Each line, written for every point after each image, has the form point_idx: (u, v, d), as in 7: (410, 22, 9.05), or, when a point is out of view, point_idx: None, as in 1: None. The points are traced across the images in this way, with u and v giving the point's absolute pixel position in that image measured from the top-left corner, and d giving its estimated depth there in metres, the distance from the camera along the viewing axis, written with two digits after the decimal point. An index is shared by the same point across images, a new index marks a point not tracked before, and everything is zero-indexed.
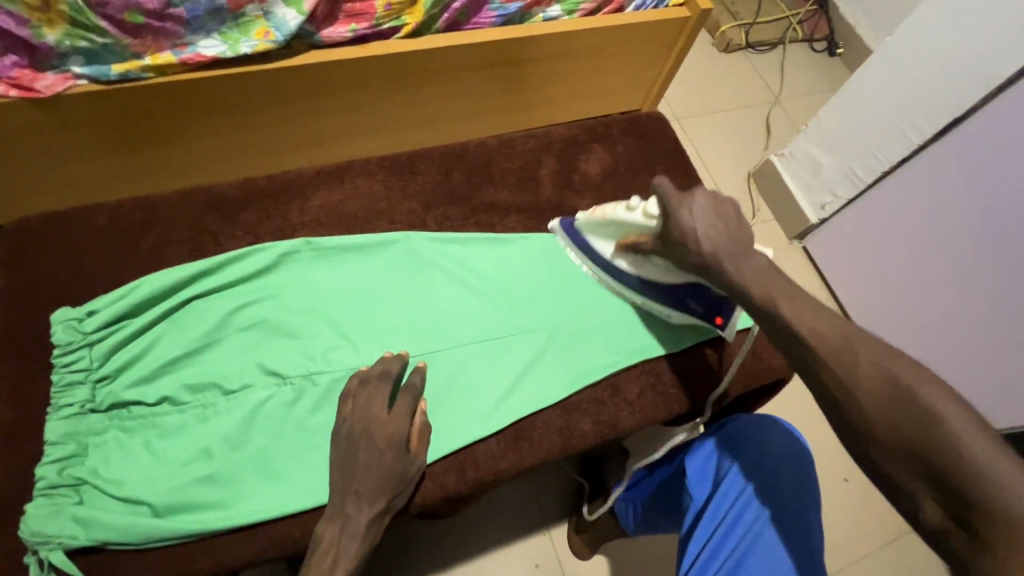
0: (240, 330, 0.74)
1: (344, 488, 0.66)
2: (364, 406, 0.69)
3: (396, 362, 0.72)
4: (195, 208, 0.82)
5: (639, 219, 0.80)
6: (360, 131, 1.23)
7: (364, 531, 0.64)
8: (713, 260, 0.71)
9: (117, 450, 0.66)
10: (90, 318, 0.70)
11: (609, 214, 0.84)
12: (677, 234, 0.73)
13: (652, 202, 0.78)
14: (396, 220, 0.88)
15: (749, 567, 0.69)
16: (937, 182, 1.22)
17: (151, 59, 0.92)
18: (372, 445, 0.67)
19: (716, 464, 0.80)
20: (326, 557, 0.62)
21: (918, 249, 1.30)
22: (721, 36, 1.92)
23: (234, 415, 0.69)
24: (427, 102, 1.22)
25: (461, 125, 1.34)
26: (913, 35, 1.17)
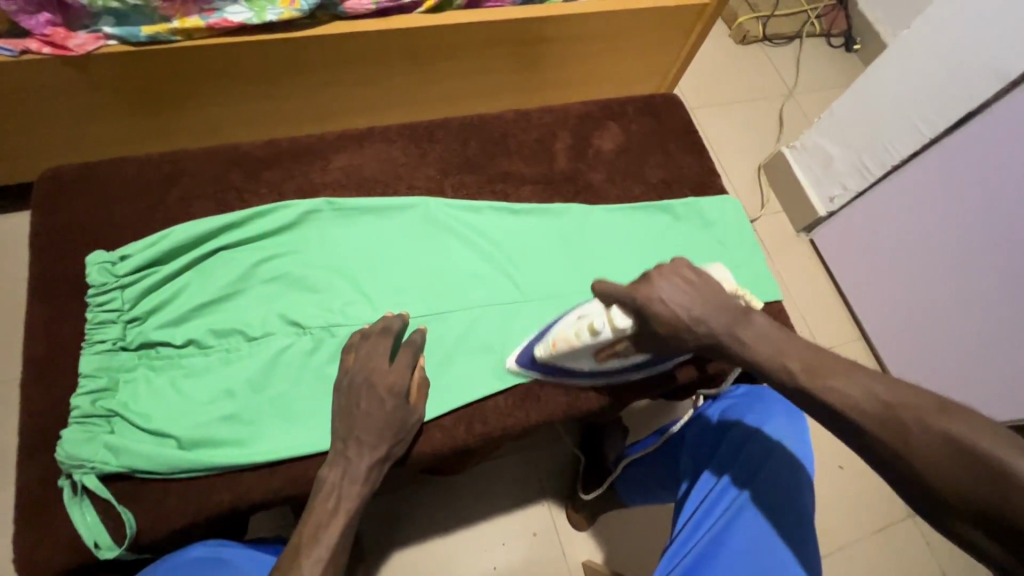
0: (263, 282, 0.78)
1: (346, 435, 0.68)
2: (365, 358, 0.71)
3: (397, 319, 0.75)
4: (222, 165, 0.85)
5: (610, 335, 0.69)
6: (378, 103, 1.25)
7: (366, 473, 0.67)
8: (711, 340, 0.62)
9: (145, 386, 0.69)
10: (122, 262, 0.73)
11: (574, 342, 0.72)
12: (665, 329, 0.63)
13: (617, 313, 0.68)
14: (414, 185, 0.91)
15: (741, 524, 0.70)
16: (945, 177, 1.24)
17: (178, 22, 0.94)
18: (373, 393, 0.69)
19: (711, 434, 0.83)
20: (330, 497, 0.65)
21: (923, 241, 1.32)
22: (739, 28, 1.92)
23: (257, 359, 0.72)
24: (445, 77, 1.25)
25: (476, 102, 1.36)
26: (928, 30, 1.18)
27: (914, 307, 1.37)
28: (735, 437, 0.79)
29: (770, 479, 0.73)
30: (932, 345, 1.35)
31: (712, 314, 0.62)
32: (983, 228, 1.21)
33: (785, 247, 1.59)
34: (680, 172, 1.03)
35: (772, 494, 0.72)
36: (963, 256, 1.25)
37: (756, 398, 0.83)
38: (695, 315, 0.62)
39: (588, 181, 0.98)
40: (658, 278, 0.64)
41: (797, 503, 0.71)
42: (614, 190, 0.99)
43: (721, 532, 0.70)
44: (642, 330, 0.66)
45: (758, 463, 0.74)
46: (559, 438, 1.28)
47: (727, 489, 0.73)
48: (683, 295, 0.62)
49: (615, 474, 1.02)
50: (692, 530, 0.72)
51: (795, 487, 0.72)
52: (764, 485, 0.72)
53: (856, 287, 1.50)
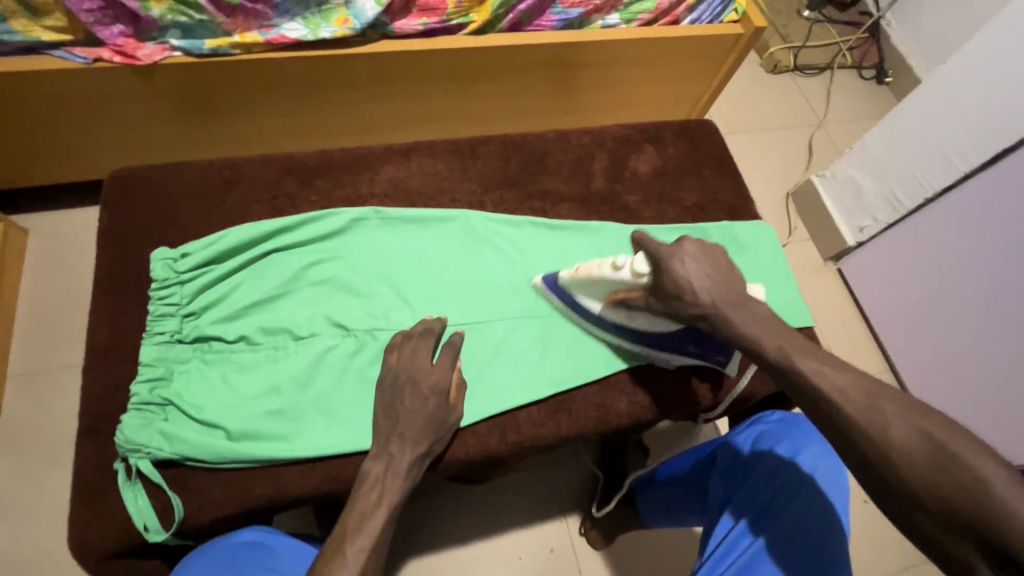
0: (312, 285, 0.81)
1: (389, 431, 0.71)
2: (409, 356, 0.75)
3: (437, 322, 0.78)
4: (277, 172, 0.90)
5: (627, 277, 0.77)
6: (418, 119, 1.30)
7: (408, 469, 0.69)
8: (713, 310, 0.71)
9: (198, 378, 0.72)
10: (183, 258, 0.77)
11: (593, 272, 0.79)
12: (672, 286, 0.73)
13: (641, 258, 0.77)
14: (456, 199, 0.94)
15: (774, 547, 0.73)
16: (978, 211, 1.23)
17: (239, 37, 1.00)
18: (416, 390, 0.72)
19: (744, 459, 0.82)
20: (373, 489, 0.67)
21: (953, 274, 1.30)
22: (770, 57, 1.95)
23: (303, 358, 0.75)
24: (483, 97, 1.29)
25: (512, 121, 1.40)
26: (966, 66, 1.19)
27: (942, 343, 1.35)
28: (767, 463, 0.79)
29: (803, 510, 0.74)
30: (958, 382, 1.32)
31: (720, 293, 0.72)
32: (1015, 264, 1.19)
33: (813, 277, 1.58)
34: (714, 196, 1.05)
35: (806, 527, 0.73)
36: (995, 291, 1.23)
37: (791, 427, 0.82)
38: (705, 286, 0.72)
39: (623, 202, 1.00)
40: (690, 246, 0.76)
41: (831, 538, 0.72)
42: (649, 212, 1.01)
43: (755, 555, 0.72)
44: (656, 281, 0.74)
45: (791, 494, 0.75)
46: (580, 455, 1.29)
47: (759, 517, 0.75)
48: (705, 270, 0.73)
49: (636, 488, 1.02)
50: (726, 551, 0.74)
51: (828, 523, 0.73)
52: (797, 516, 0.74)
53: (885, 320, 1.48)
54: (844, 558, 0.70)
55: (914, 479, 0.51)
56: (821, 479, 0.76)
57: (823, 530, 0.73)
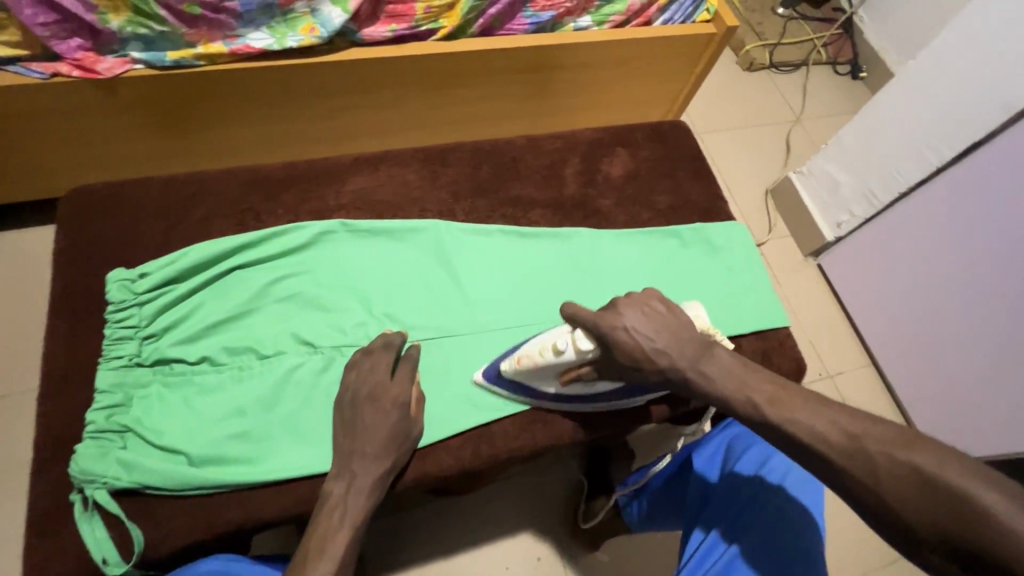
0: (277, 301, 0.79)
1: (349, 449, 0.69)
2: (367, 373, 0.73)
3: (397, 335, 0.76)
4: (241, 186, 0.88)
5: (571, 357, 0.72)
6: (393, 126, 1.29)
7: (371, 487, 0.68)
8: (674, 373, 0.66)
9: (159, 402, 0.70)
10: (141, 279, 0.75)
11: (536, 361, 0.74)
12: (628, 360, 0.67)
13: (580, 334, 0.71)
14: (427, 208, 0.93)
15: (751, 552, 0.72)
16: (950, 205, 1.25)
17: (203, 47, 0.98)
18: (376, 405, 0.71)
19: (720, 461, 0.84)
20: (336, 510, 0.65)
21: (929, 268, 1.32)
22: (745, 55, 1.96)
23: (268, 378, 0.74)
24: (458, 103, 1.28)
25: (488, 125, 1.38)
26: (933, 62, 1.20)
27: (921, 338, 1.36)
28: (743, 466, 0.80)
29: (778, 510, 0.75)
30: (939, 375, 1.34)
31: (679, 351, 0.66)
32: (989, 257, 1.21)
33: (794, 273, 1.58)
34: (688, 198, 1.05)
35: (781, 525, 0.73)
36: (970, 285, 1.25)
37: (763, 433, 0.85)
38: (657, 348, 0.66)
39: (597, 206, 1.00)
40: (626, 309, 0.69)
41: (806, 537, 0.72)
42: (622, 215, 1.00)
43: (732, 561, 0.72)
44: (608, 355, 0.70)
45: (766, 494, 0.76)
46: (564, 462, 1.28)
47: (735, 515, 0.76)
48: (650, 330, 0.67)
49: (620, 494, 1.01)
50: (703, 557, 0.74)
51: (801, 522, 0.73)
52: (773, 514, 0.75)
53: (865, 314, 1.49)
54: (819, 555, 0.70)
55: None
56: (795, 482, 0.77)
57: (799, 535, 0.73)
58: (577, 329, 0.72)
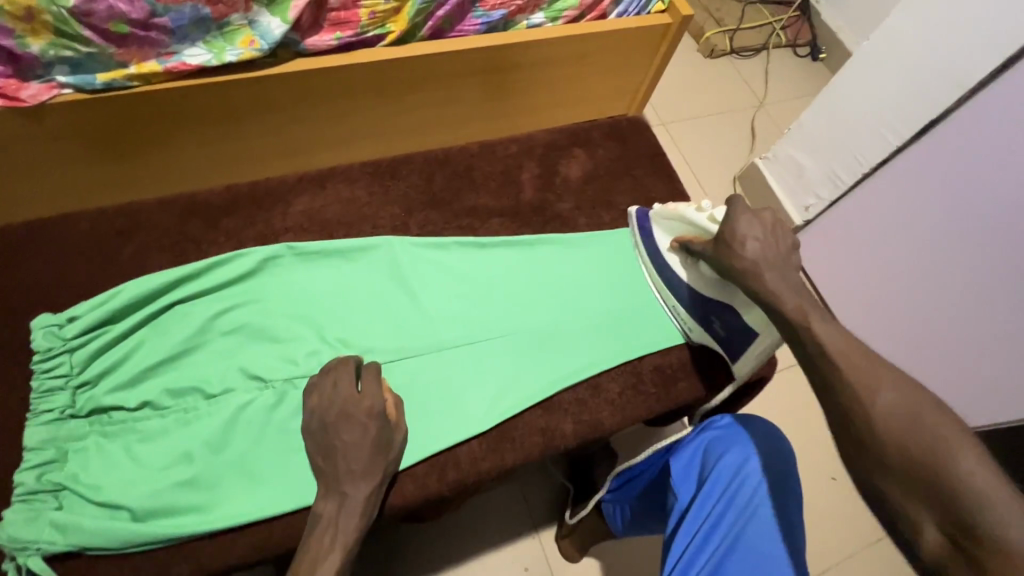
0: (222, 335, 0.75)
1: (333, 469, 0.67)
2: (331, 392, 0.70)
3: (348, 360, 0.73)
4: (179, 215, 0.83)
5: (701, 220, 0.82)
6: (350, 137, 1.23)
7: (362, 506, 0.66)
8: (752, 267, 0.74)
9: (97, 454, 0.66)
10: (70, 324, 0.70)
11: (676, 208, 0.85)
12: (727, 237, 0.76)
13: (720, 211, 0.82)
14: (379, 225, 0.89)
15: (730, 564, 0.75)
16: (916, 181, 1.21)
17: (135, 68, 0.93)
18: (351, 422, 0.68)
19: (699, 465, 0.83)
20: (327, 531, 0.63)
21: (898, 245, 1.28)
22: (706, 42, 1.95)
23: (215, 418, 0.70)
24: (415, 109, 1.23)
25: (450, 131, 1.34)
26: (887, 41, 1.20)
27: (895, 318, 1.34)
28: (723, 471, 0.80)
29: (754, 517, 0.77)
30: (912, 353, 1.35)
31: (766, 253, 0.75)
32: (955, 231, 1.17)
33: None
34: (649, 196, 1.03)
35: (765, 528, 0.77)
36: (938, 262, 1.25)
37: (741, 432, 0.83)
38: (761, 250, 0.75)
39: (556, 210, 0.97)
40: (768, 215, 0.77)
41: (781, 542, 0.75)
42: (583, 218, 0.98)
43: None
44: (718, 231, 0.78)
45: (747, 498, 0.78)
46: (547, 469, 1.28)
47: (720, 523, 0.78)
48: (764, 235, 0.76)
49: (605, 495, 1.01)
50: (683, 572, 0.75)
51: (783, 521, 0.77)
52: (749, 523, 0.77)
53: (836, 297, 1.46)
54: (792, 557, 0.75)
55: None
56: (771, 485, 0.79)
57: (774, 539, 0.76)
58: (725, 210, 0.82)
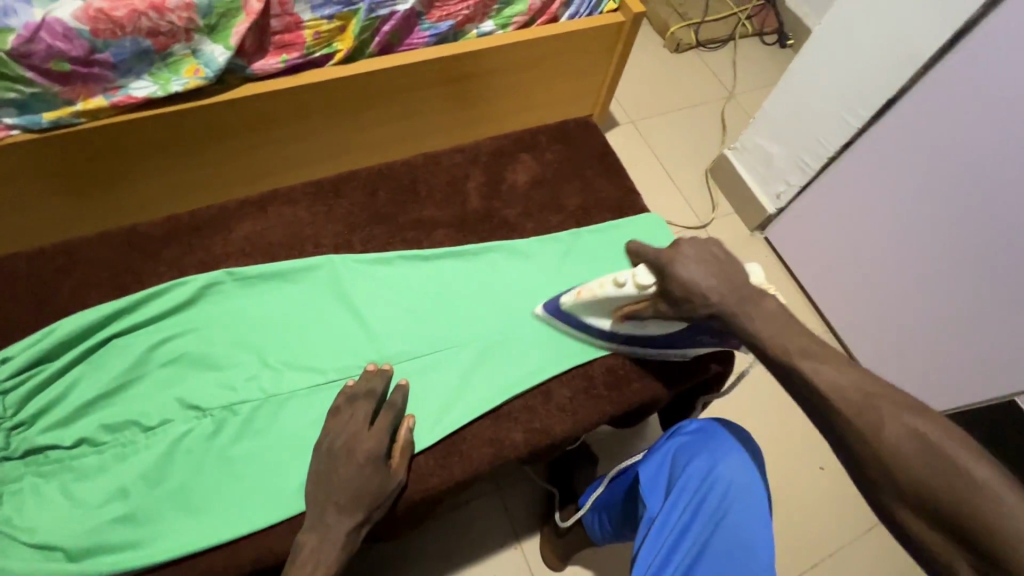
0: (161, 366, 0.75)
1: (324, 500, 0.68)
2: (348, 422, 0.72)
3: (379, 378, 0.76)
4: (118, 248, 0.83)
5: (632, 291, 0.75)
6: (314, 155, 1.22)
7: (345, 538, 0.67)
8: (719, 308, 0.68)
9: (31, 496, 0.65)
10: (3, 365, 0.70)
11: (597, 294, 0.79)
12: (681, 293, 0.70)
13: (642, 270, 0.74)
14: (322, 243, 0.89)
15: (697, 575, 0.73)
16: (892, 154, 1.21)
17: (82, 104, 0.93)
18: (352, 458, 0.70)
19: (667, 471, 0.82)
20: (309, 563, 0.64)
21: (875, 226, 1.29)
22: (671, 37, 1.94)
23: (152, 452, 0.69)
24: (378, 123, 1.23)
25: (418, 143, 1.34)
26: (839, 24, 1.19)
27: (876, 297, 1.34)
28: (690, 477, 0.79)
29: (722, 526, 0.75)
30: (887, 332, 1.35)
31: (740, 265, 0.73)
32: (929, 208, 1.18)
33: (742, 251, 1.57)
34: (599, 196, 1.02)
35: (734, 538, 0.74)
36: (904, 240, 1.24)
37: (711, 438, 0.82)
38: (708, 285, 0.69)
39: (504, 217, 0.96)
40: (687, 247, 0.71)
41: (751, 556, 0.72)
42: (531, 223, 0.97)
43: None
44: (663, 291, 0.72)
45: (715, 505, 0.76)
46: (529, 477, 1.27)
47: (688, 531, 0.76)
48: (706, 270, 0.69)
49: (588, 503, 1.00)
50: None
51: (751, 529, 0.74)
52: (716, 533, 0.75)
53: (819, 281, 1.47)
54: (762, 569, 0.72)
55: None
56: (740, 491, 0.77)
57: (741, 550, 0.73)
58: (640, 265, 0.75)
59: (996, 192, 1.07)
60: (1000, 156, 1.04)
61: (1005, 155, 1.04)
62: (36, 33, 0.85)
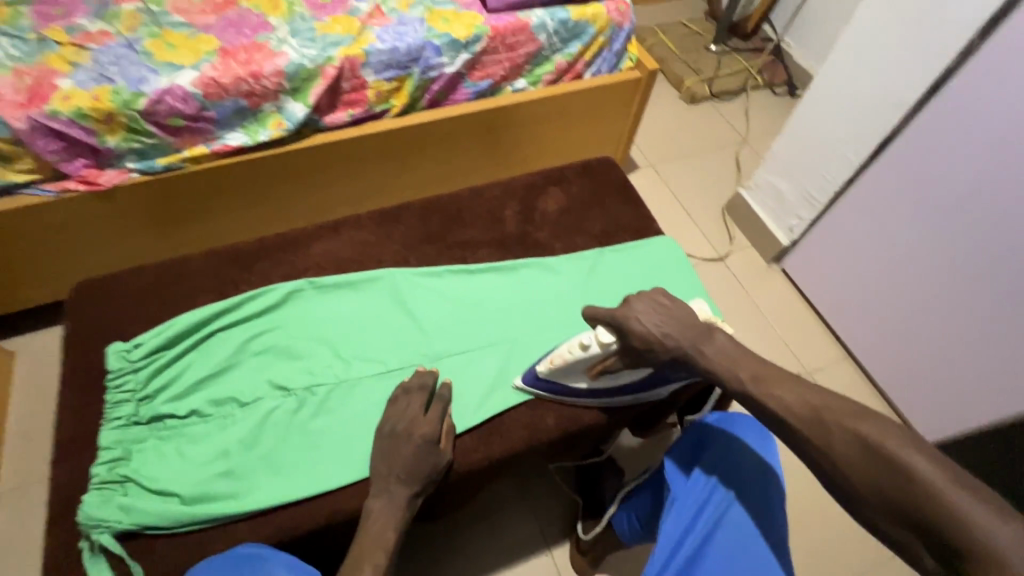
0: (255, 355, 0.90)
1: (387, 467, 0.81)
2: (405, 409, 0.85)
3: (429, 375, 0.88)
4: (221, 262, 1.02)
5: (597, 351, 0.85)
6: (371, 192, 1.42)
7: (404, 504, 0.78)
8: (679, 351, 0.80)
9: (154, 453, 0.80)
10: (136, 349, 0.87)
11: (565, 359, 0.87)
12: (641, 343, 0.81)
13: (602, 330, 0.85)
14: (383, 260, 1.06)
15: (713, 549, 0.76)
16: (891, 186, 1.32)
17: (188, 152, 1.15)
18: (408, 434, 0.83)
19: (690, 456, 0.87)
20: (377, 520, 0.77)
21: (880, 253, 1.39)
22: (687, 90, 2.13)
23: (248, 422, 0.84)
24: (428, 165, 1.43)
25: (459, 181, 1.53)
26: (833, 74, 1.35)
27: (888, 320, 1.42)
28: (712, 460, 0.83)
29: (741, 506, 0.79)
30: (900, 353, 1.42)
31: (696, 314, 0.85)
32: (930, 235, 1.28)
33: (759, 279, 1.67)
34: (619, 223, 1.17)
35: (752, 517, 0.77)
36: (907, 265, 1.34)
37: (725, 428, 0.85)
38: (663, 331, 0.80)
39: (536, 239, 1.12)
40: (635, 303, 0.83)
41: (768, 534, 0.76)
42: (559, 245, 1.12)
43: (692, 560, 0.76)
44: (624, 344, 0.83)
45: (734, 486, 0.80)
46: (559, 485, 1.35)
47: (702, 511, 0.80)
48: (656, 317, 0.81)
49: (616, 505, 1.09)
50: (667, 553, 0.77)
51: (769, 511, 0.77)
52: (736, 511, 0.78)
53: (833, 306, 1.56)
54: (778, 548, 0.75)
55: (858, 464, 0.61)
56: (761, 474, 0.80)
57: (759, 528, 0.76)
58: (599, 327, 0.86)
59: (984, 219, 1.17)
60: (986, 186, 1.15)
61: (988, 185, 1.15)
62: (162, 97, 1.08)
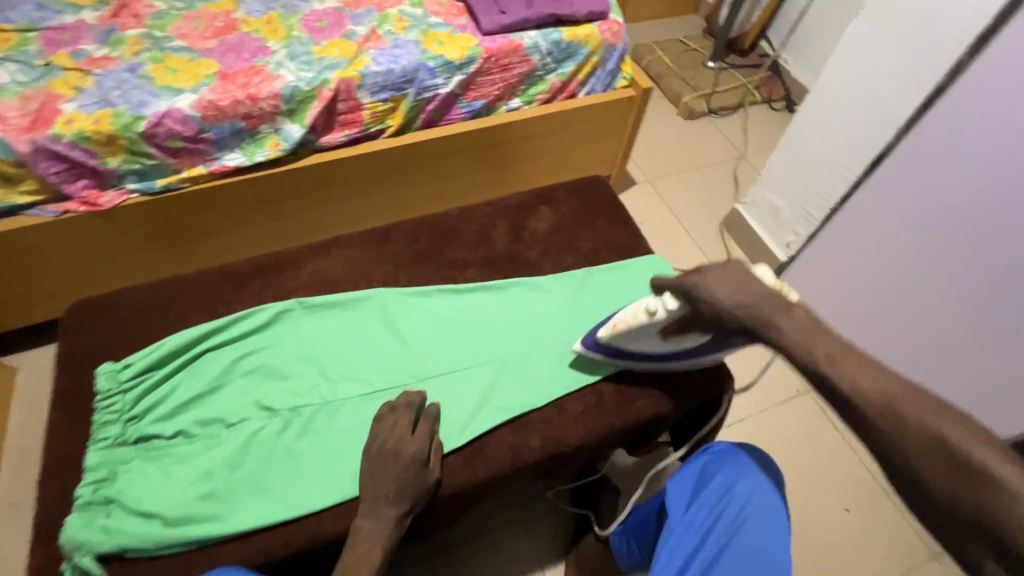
0: (242, 375, 0.91)
1: (372, 490, 0.81)
2: (391, 428, 0.85)
3: (416, 394, 0.89)
4: (214, 281, 1.03)
5: (662, 317, 0.84)
6: (366, 211, 1.44)
7: (391, 526, 0.78)
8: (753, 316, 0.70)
9: (138, 474, 0.81)
10: (125, 369, 0.88)
11: (630, 324, 0.87)
12: (710, 309, 0.75)
13: (669, 297, 0.82)
14: (374, 279, 1.07)
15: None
16: (885, 202, 1.32)
17: (187, 172, 1.18)
18: (392, 455, 0.83)
19: (693, 484, 0.82)
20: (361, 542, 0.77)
21: (876, 270, 1.38)
22: (684, 106, 2.15)
23: (233, 443, 0.84)
24: (422, 184, 1.44)
25: (454, 199, 1.54)
26: (827, 91, 1.35)
27: (887, 337, 1.40)
28: (715, 490, 0.80)
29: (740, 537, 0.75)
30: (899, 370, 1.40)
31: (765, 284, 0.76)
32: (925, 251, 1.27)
33: None
34: (609, 241, 1.17)
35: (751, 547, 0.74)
36: (904, 282, 1.33)
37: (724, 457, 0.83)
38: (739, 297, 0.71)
39: (526, 258, 1.13)
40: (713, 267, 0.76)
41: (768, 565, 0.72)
42: (549, 264, 1.13)
43: None
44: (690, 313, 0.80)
45: (734, 515, 0.77)
46: (552, 505, 1.34)
47: (700, 549, 0.76)
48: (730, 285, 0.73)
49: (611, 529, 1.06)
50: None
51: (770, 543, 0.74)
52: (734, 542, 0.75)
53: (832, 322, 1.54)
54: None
55: None
56: (762, 505, 0.77)
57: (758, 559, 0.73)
58: (667, 293, 0.83)
59: (979, 235, 1.16)
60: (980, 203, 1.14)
61: (983, 202, 1.14)
62: (161, 120, 1.11)
